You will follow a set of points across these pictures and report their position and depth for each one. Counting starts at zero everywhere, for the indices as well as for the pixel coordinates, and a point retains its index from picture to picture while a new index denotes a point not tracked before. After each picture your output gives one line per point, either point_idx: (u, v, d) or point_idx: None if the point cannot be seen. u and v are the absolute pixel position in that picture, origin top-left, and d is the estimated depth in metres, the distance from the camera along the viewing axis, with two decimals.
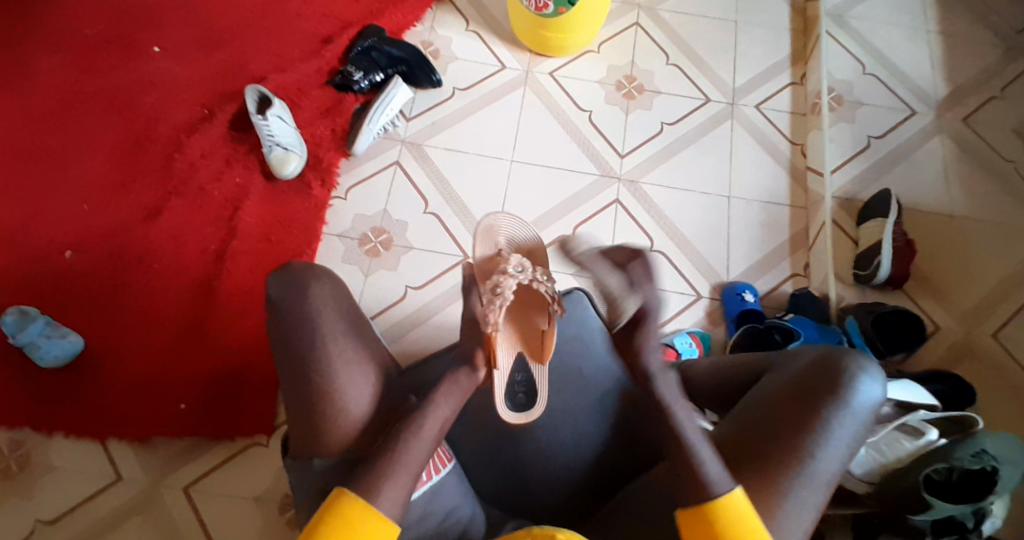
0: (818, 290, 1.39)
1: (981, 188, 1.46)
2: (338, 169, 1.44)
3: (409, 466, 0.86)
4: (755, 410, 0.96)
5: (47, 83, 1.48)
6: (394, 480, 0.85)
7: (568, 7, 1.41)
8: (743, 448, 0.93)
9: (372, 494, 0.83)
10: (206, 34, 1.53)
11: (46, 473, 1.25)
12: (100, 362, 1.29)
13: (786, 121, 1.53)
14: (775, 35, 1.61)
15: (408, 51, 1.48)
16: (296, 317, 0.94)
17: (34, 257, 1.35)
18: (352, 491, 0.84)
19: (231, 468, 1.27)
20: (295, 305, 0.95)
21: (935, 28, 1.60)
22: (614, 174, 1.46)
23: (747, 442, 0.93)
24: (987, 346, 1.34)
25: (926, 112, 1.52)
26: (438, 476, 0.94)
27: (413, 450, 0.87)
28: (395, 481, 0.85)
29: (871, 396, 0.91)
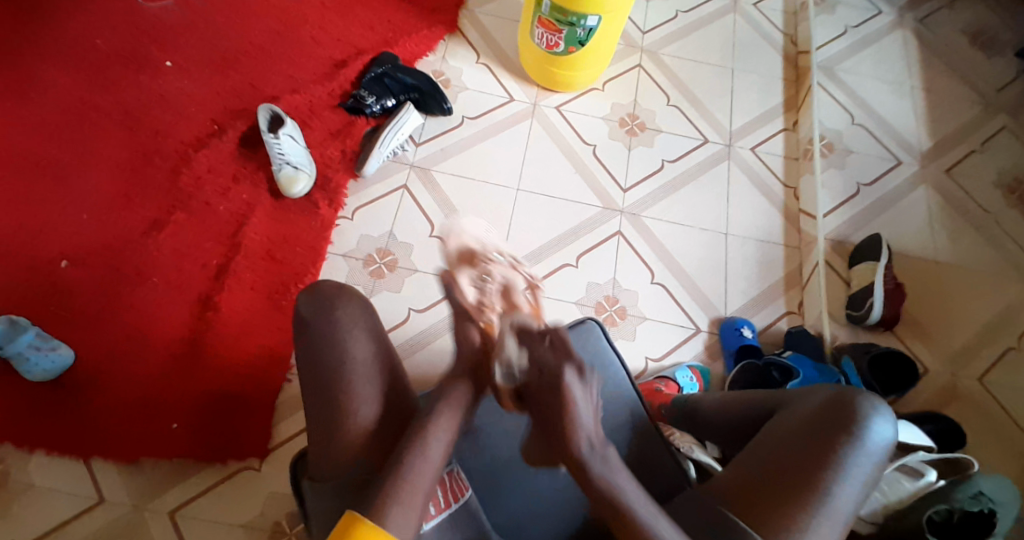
0: (814, 328, 1.43)
1: (963, 236, 1.53)
2: (346, 190, 1.44)
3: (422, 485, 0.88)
4: (770, 447, 0.98)
5: (50, 89, 1.45)
6: (408, 500, 0.87)
7: (579, 46, 1.45)
8: (762, 485, 0.95)
9: (384, 517, 0.84)
10: (218, 51, 1.52)
11: (24, 492, 1.21)
12: (92, 377, 1.26)
13: (780, 164, 1.59)
14: (770, 83, 1.68)
15: (420, 79, 1.50)
16: (325, 335, 0.97)
17: (28, 266, 1.31)
18: (362, 512, 0.84)
19: (221, 493, 1.24)
20: (325, 324, 0.97)
21: (918, 84, 1.70)
22: (616, 207, 1.49)
23: (766, 478, 0.95)
24: (972, 387, 1.40)
25: (912, 163, 1.60)
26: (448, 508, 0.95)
27: (421, 471, 0.89)
28: (404, 503, 0.86)
29: (886, 435, 0.95)
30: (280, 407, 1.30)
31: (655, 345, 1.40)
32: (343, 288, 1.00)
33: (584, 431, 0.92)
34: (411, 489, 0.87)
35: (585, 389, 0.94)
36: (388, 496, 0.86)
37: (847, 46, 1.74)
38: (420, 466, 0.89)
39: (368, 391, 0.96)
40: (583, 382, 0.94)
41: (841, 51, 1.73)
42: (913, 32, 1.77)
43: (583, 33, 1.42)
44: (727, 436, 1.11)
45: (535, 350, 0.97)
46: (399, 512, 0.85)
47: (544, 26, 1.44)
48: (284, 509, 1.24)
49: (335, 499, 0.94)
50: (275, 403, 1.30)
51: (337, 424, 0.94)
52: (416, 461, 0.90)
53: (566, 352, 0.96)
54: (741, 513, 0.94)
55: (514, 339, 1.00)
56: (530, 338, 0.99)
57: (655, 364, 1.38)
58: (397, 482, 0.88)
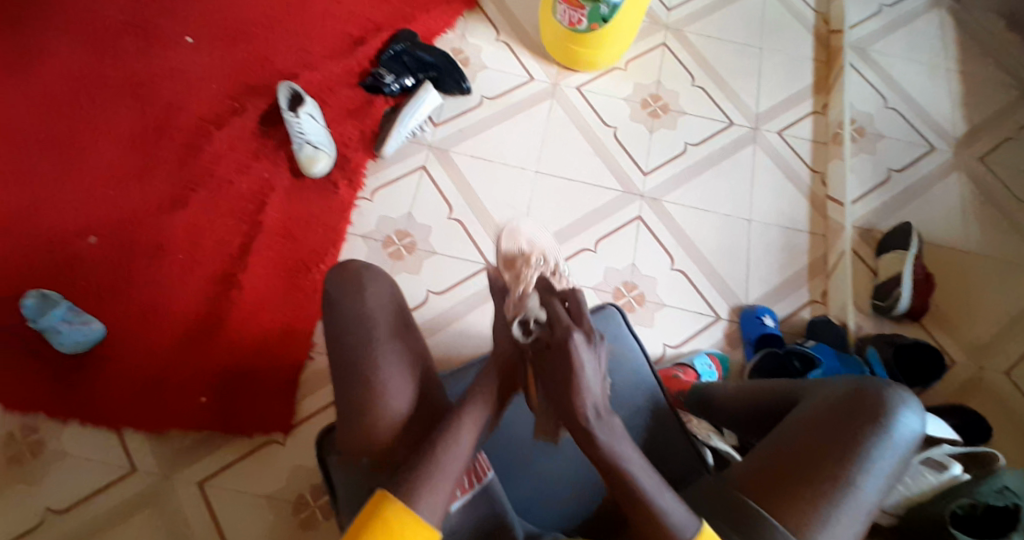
0: (837, 318, 1.40)
1: (995, 225, 1.48)
2: (365, 170, 1.44)
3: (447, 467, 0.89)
4: (793, 435, 0.96)
5: (74, 66, 1.46)
6: (433, 481, 0.87)
7: (602, 24, 1.42)
8: (783, 474, 0.94)
9: (410, 497, 0.85)
10: (237, 28, 1.52)
11: (57, 460, 1.24)
12: (120, 351, 1.29)
13: (807, 149, 1.55)
14: (799, 64, 1.63)
15: (439, 57, 1.49)
16: (351, 315, 0.97)
17: (53, 242, 1.33)
18: (392, 490, 0.86)
19: (246, 466, 1.26)
20: (350, 305, 0.98)
21: (955, 67, 1.63)
22: (637, 191, 1.46)
23: (787, 467, 0.94)
24: (1000, 382, 1.36)
25: (945, 150, 1.55)
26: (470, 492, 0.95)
27: (448, 452, 0.90)
28: (433, 484, 0.87)
29: (913, 428, 0.93)
30: (301, 384, 1.32)
31: (673, 331, 1.38)
32: (367, 269, 1.01)
33: (589, 396, 0.88)
34: (437, 469, 0.88)
35: (594, 353, 0.90)
36: (413, 479, 0.87)
37: (881, 26, 1.68)
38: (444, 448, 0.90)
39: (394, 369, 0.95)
40: (592, 348, 0.90)
41: (874, 31, 1.67)
42: (950, 12, 1.71)
43: (606, 10, 1.38)
44: (748, 422, 1.10)
45: (552, 307, 0.93)
46: (426, 492, 0.86)
47: (567, 2, 1.41)
48: (306, 483, 1.26)
49: (361, 479, 0.97)
50: (297, 378, 1.31)
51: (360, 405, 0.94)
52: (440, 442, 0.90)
53: (575, 313, 0.92)
54: (761, 501, 0.93)
55: (536, 294, 0.96)
56: (551, 299, 0.94)
57: (673, 350, 1.37)
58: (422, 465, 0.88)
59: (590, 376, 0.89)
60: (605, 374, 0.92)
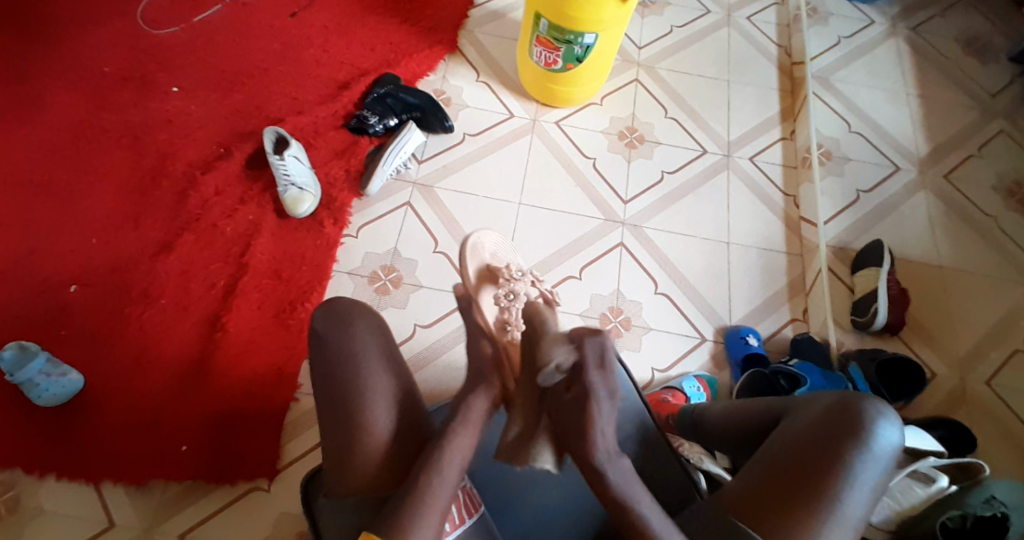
0: (819, 335, 1.44)
1: (964, 239, 1.54)
2: (351, 209, 1.46)
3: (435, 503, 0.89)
4: (776, 454, 0.98)
5: (60, 117, 1.47)
6: (421, 520, 0.88)
7: (577, 63, 1.47)
8: (769, 493, 0.95)
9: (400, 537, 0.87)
10: (223, 76, 1.55)
11: (35, 517, 1.21)
12: (101, 402, 1.27)
13: (779, 173, 1.61)
14: (765, 94, 1.70)
15: (423, 98, 1.52)
16: (339, 350, 0.98)
17: (37, 292, 1.33)
18: (379, 529, 0.88)
19: (229, 516, 1.24)
20: (337, 341, 0.99)
21: (914, 92, 1.72)
22: (618, 219, 1.50)
23: (773, 487, 0.96)
24: (981, 392, 1.39)
25: (909, 169, 1.62)
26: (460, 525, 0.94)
27: (437, 487, 0.90)
28: (421, 521, 0.88)
29: (891, 440, 0.95)
30: (290, 425, 1.31)
31: (661, 355, 1.40)
32: (356, 305, 1.02)
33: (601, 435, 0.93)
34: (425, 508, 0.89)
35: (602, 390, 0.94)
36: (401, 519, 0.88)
37: (841, 56, 1.76)
38: (432, 487, 0.90)
39: (383, 405, 0.96)
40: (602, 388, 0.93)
41: (836, 61, 1.75)
42: (907, 41, 1.80)
43: (580, 50, 1.44)
44: (737, 442, 1.11)
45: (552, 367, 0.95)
46: (413, 534, 0.87)
47: (543, 44, 1.46)
48: (294, 529, 1.24)
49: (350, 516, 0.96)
50: (284, 421, 1.30)
51: (352, 440, 0.95)
52: (429, 478, 0.90)
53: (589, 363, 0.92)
54: (750, 521, 0.95)
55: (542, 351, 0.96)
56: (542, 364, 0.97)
57: (661, 374, 1.39)
58: (412, 501, 0.89)
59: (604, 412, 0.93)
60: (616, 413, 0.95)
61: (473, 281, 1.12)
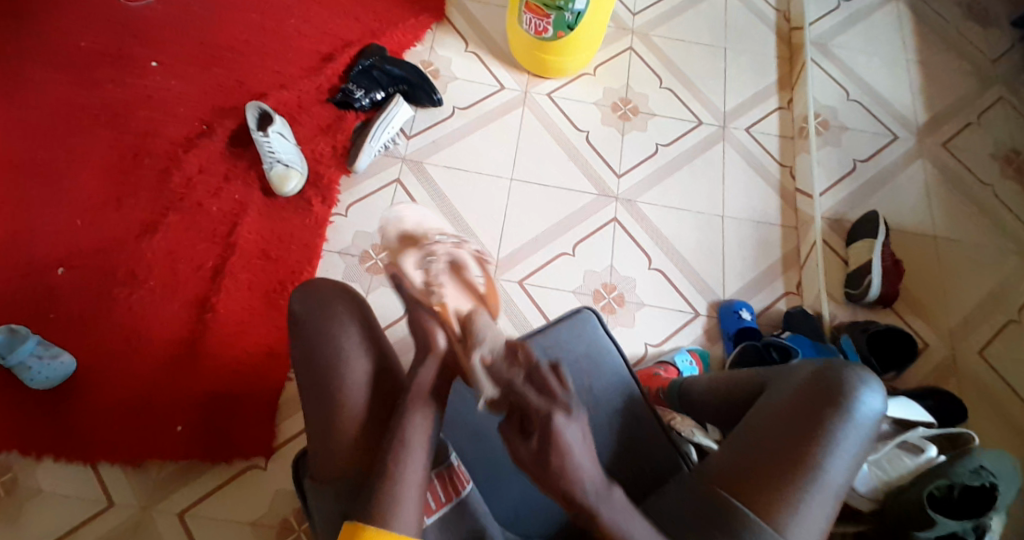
0: (812, 308, 1.44)
1: (959, 210, 1.53)
2: (339, 186, 1.43)
3: (417, 479, 0.87)
4: (760, 424, 0.99)
5: (36, 94, 1.43)
6: (401, 498, 0.85)
7: (568, 31, 1.43)
8: (752, 463, 0.96)
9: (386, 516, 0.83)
10: (203, 51, 1.50)
11: (34, 497, 1.22)
12: (93, 385, 1.27)
13: (775, 144, 1.58)
14: (761, 61, 1.66)
15: (410, 71, 1.48)
16: (322, 336, 0.98)
17: (22, 275, 1.31)
18: (366, 516, 0.84)
19: (227, 494, 1.25)
20: (321, 326, 0.99)
21: (913, 58, 1.68)
22: (611, 194, 1.48)
23: (756, 456, 0.97)
24: (973, 365, 1.40)
25: (908, 138, 1.59)
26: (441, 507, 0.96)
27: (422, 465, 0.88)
28: (408, 500, 0.85)
29: (873, 408, 0.96)
30: (282, 405, 1.31)
31: (653, 331, 1.40)
32: (339, 291, 1.02)
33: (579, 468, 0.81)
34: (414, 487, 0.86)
35: (576, 424, 0.83)
36: (384, 498, 0.85)
37: (840, 21, 1.71)
38: (408, 460, 0.88)
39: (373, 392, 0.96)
40: (572, 419, 0.83)
41: (834, 26, 1.70)
42: (907, 3, 1.75)
43: (570, 17, 1.40)
44: (722, 415, 1.12)
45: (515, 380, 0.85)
46: (398, 509, 0.84)
47: (532, 12, 1.42)
48: (290, 506, 1.26)
49: (334, 505, 0.93)
50: (278, 400, 1.31)
51: (343, 426, 0.94)
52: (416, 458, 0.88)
53: (558, 380, 0.84)
54: (734, 491, 0.95)
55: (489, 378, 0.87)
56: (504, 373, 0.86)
57: (655, 349, 1.39)
58: (401, 482, 0.86)
59: (578, 457, 0.82)
60: (591, 440, 0.85)
61: (394, 246, 0.98)
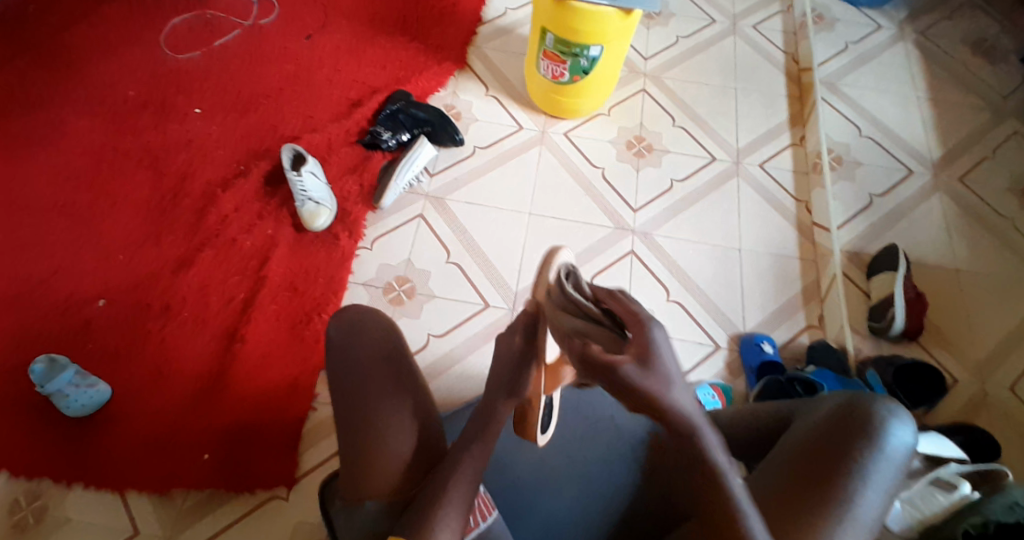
0: (835, 341, 1.42)
1: (979, 241, 1.53)
2: (365, 222, 1.49)
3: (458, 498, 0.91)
4: (788, 458, 0.98)
5: (88, 141, 1.54)
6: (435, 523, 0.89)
7: (583, 75, 1.50)
8: (782, 495, 0.95)
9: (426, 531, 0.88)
10: (241, 99, 1.61)
11: (61, 525, 1.25)
12: (124, 415, 1.31)
13: (789, 179, 1.61)
14: (772, 101, 1.71)
15: (432, 113, 1.56)
16: (349, 356, 1.02)
17: (66, 308, 1.38)
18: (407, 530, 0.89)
19: (248, 524, 1.26)
20: (350, 349, 1.03)
21: (924, 95, 1.71)
22: (628, 227, 1.51)
23: (786, 489, 0.95)
24: (1005, 398, 1.37)
25: (923, 172, 1.61)
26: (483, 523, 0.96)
27: (459, 486, 0.92)
28: (447, 517, 0.90)
29: (905, 441, 0.94)
30: (307, 435, 1.33)
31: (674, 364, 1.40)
32: (366, 316, 1.06)
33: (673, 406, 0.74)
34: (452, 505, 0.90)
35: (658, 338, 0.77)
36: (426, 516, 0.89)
37: (849, 62, 1.77)
38: (451, 484, 0.92)
39: (400, 413, 0.99)
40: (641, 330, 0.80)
41: (843, 66, 1.75)
42: (915, 44, 1.80)
43: (586, 62, 1.47)
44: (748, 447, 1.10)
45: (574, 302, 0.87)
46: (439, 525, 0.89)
47: (549, 58, 1.50)
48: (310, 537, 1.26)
49: (368, 522, 0.96)
50: (301, 431, 1.33)
51: (368, 444, 0.97)
52: (458, 479, 0.93)
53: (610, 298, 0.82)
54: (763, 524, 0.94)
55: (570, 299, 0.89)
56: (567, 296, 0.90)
57: None
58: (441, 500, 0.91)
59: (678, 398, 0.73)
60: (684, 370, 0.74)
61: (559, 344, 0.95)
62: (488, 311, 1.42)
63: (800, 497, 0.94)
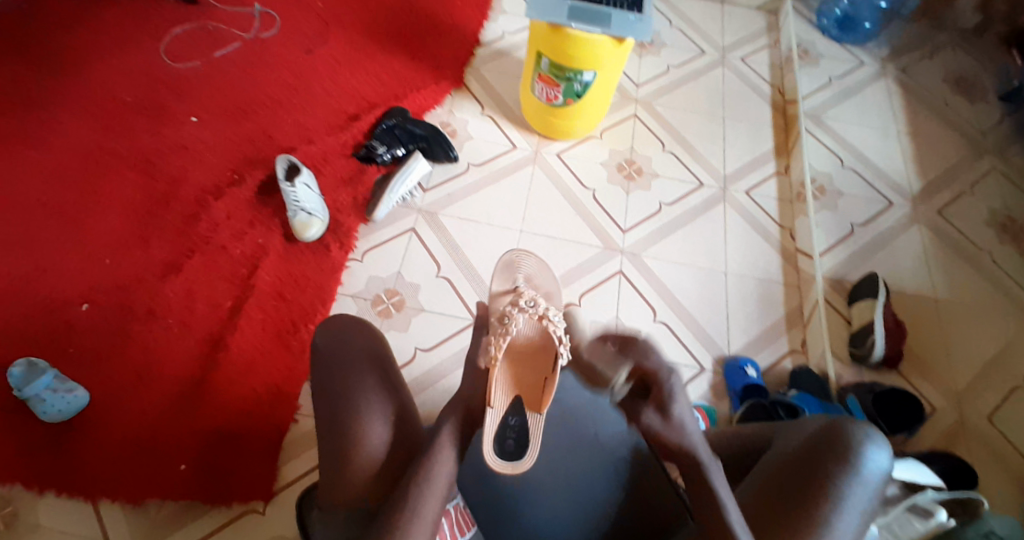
0: (817, 366, 1.45)
1: (957, 272, 1.57)
2: (356, 234, 1.50)
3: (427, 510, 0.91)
4: (768, 479, 1.00)
5: (80, 143, 1.54)
6: (412, 533, 0.89)
7: (576, 99, 1.54)
8: (761, 516, 0.97)
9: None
10: (237, 109, 1.62)
11: (32, 532, 1.22)
12: (101, 421, 1.29)
13: (774, 206, 1.65)
14: (759, 130, 1.76)
15: (429, 130, 1.59)
16: (334, 363, 1.02)
17: (48, 310, 1.36)
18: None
19: (225, 537, 1.24)
20: (335, 355, 1.03)
21: (905, 130, 1.77)
22: (616, 247, 1.54)
23: (765, 510, 0.97)
24: (980, 426, 1.40)
25: (903, 204, 1.66)
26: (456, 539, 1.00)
27: (429, 497, 0.92)
28: (417, 529, 0.90)
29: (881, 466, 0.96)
30: (288, 447, 1.32)
31: None
32: (353, 323, 1.07)
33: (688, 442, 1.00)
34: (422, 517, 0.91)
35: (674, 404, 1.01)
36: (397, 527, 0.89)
37: (833, 95, 1.82)
38: (421, 495, 0.92)
39: (382, 424, 0.99)
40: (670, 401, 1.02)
41: (828, 100, 1.81)
42: (897, 81, 1.87)
43: (579, 87, 1.51)
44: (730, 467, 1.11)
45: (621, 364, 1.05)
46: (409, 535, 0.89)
47: (544, 81, 1.53)
48: None
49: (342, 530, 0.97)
50: (282, 443, 1.32)
51: (348, 452, 0.97)
52: (429, 490, 0.93)
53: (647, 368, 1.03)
54: None
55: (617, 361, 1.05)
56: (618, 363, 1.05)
57: None
58: (412, 510, 0.91)
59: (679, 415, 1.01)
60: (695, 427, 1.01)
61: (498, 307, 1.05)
62: None
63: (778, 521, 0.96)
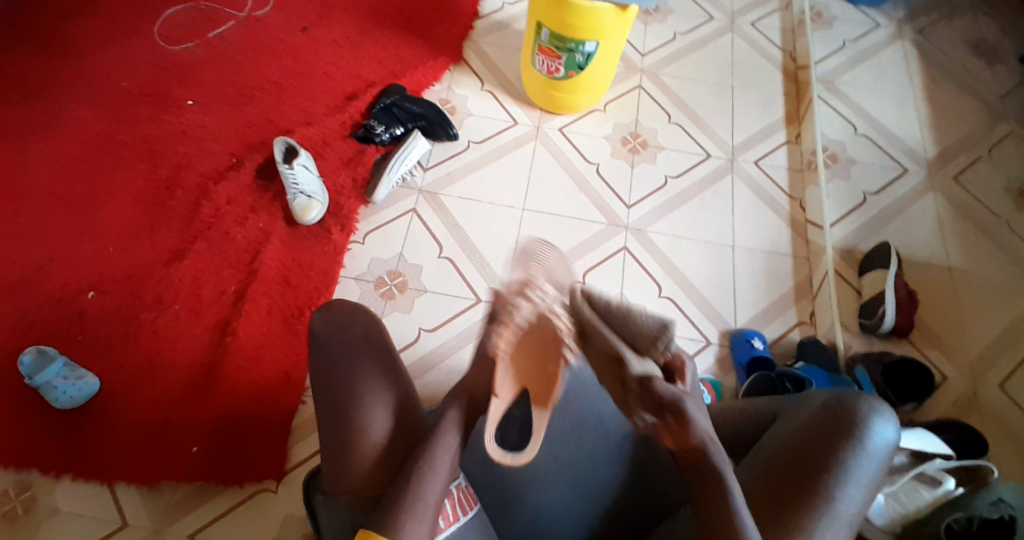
0: (826, 338, 1.43)
1: (973, 240, 1.53)
2: (357, 217, 1.49)
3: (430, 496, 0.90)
4: (771, 454, 0.98)
5: (80, 131, 1.53)
6: (411, 517, 0.88)
7: (578, 71, 1.50)
8: (764, 491, 0.95)
9: (397, 528, 0.86)
10: (236, 92, 1.60)
11: (51, 517, 1.25)
12: (114, 407, 1.31)
13: (784, 177, 1.61)
14: (768, 99, 1.70)
15: (427, 108, 1.55)
16: (333, 351, 1.01)
17: (56, 299, 1.38)
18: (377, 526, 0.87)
19: (239, 517, 1.26)
20: (335, 342, 1.02)
21: (921, 93, 1.71)
22: (621, 223, 1.51)
23: (768, 484, 0.96)
24: (995, 397, 1.37)
25: (918, 171, 1.61)
26: (459, 520, 0.94)
27: (430, 482, 0.91)
28: (418, 516, 0.88)
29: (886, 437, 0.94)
30: (298, 428, 1.33)
31: None
32: (353, 310, 1.05)
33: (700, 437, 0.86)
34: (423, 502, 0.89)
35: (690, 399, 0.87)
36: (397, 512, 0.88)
37: (846, 60, 1.76)
38: (423, 481, 0.90)
39: (382, 410, 0.99)
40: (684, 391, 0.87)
41: (840, 65, 1.75)
42: (913, 43, 1.80)
43: (581, 58, 1.47)
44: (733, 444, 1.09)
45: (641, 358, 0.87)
46: (408, 522, 0.87)
47: (544, 53, 1.49)
48: (299, 529, 1.26)
49: (346, 516, 0.96)
50: (291, 424, 1.33)
51: (350, 439, 0.97)
52: (431, 475, 0.91)
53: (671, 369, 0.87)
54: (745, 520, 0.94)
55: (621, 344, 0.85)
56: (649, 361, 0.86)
57: None
58: (412, 495, 0.89)
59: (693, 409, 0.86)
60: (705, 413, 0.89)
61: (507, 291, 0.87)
62: (480, 307, 1.42)
63: (782, 495, 0.94)
